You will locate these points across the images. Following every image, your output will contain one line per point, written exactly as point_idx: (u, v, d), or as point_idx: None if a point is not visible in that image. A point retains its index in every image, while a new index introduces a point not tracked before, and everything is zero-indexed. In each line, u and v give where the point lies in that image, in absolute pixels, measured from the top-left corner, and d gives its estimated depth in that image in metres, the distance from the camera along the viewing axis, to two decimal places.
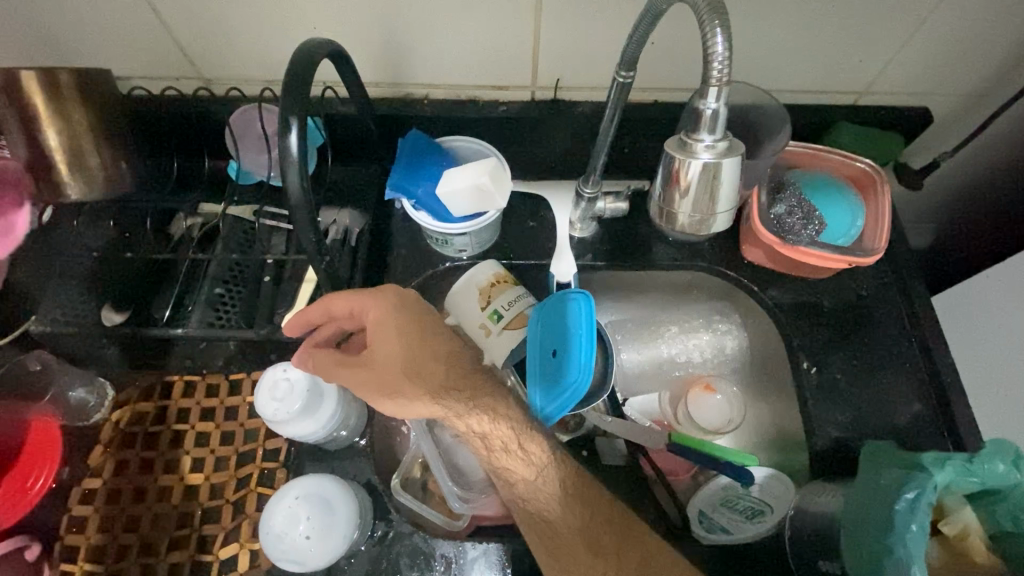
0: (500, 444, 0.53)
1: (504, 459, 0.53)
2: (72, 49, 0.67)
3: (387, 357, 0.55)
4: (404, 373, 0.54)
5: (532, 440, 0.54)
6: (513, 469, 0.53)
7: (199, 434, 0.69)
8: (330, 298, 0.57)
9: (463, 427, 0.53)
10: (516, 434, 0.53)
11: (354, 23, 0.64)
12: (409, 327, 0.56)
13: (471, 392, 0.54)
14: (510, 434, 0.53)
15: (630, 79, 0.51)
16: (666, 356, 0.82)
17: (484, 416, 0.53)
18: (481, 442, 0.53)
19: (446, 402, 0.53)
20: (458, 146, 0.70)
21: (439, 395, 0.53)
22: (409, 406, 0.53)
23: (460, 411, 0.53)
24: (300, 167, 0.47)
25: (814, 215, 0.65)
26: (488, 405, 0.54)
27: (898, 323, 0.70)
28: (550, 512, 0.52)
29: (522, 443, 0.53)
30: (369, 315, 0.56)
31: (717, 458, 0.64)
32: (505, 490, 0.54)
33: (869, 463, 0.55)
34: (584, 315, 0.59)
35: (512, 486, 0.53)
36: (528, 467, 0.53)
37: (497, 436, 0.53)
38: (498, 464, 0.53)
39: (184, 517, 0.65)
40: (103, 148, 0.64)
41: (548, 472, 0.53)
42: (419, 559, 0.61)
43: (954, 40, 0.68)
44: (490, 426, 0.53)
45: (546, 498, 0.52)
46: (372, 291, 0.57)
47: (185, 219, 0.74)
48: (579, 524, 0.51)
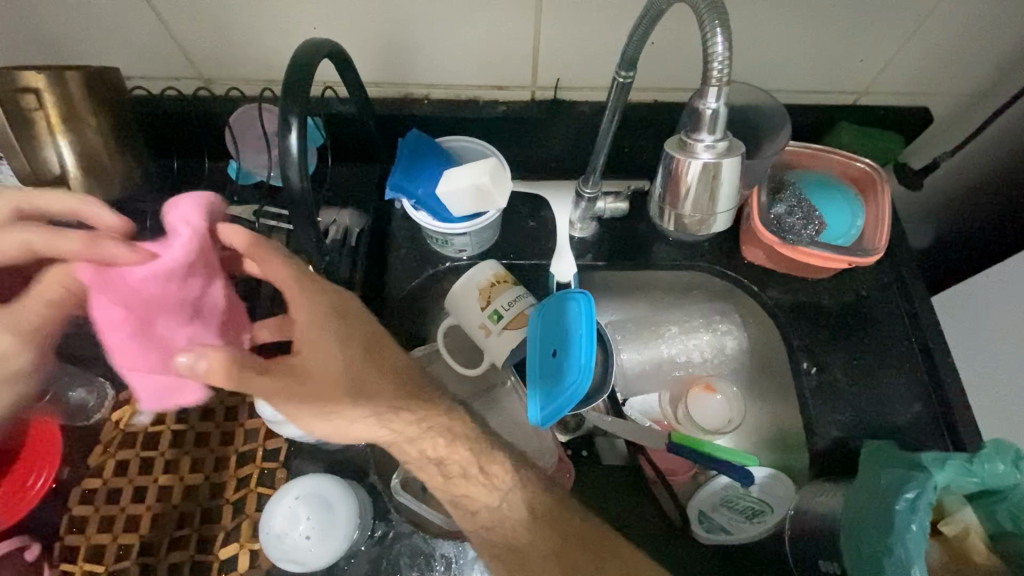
0: (457, 469, 0.51)
1: (464, 486, 0.52)
2: (72, 50, 0.67)
3: (318, 370, 0.46)
4: (345, 392, 0.47)
5: (494, 463, 0.53)
6: (473, 496, 0.52)
7: (199, 434, 0.69)
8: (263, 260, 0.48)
9: (415, 451, 0.51)
10: (474, 457, 0.52)
11: (353, 23, 0.64)
12: (351, 336, 0.49)
13: (428, 411, 0.51)
14: (466, 458, 0.52)
15: (630, 79, 0.52)
16: (666, 356, 0.82)
17: (440, 441, 0.51)
18: (436, 467, 0.51)
19: (394, 426, 0.49)
20: (458, 146, 0.70)
21: (386, 417, 0.48)
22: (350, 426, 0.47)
23: (412, 435, 0.50)
24: (300, 166, 0.47)
25: (814, 215, 0.66)
26: (444, 426, 0.51)
27: (898, 324, 0.70)
28: (520, 540, 0.51)
29: (483, 467, 0.52)
30: (299, 315, 0.47)
31: (719, 458, 0.63)
32: (466, 521, 0.53)
33: (869, 463, 0.55)
34: (584, 315, 0.59)
35: (474, 515, 0.52)
36: (490, 492, 0.52)
37: (454, 460, 0.51)
38: (456, 492, 0.52)
39: (184, 517, 0.65)
40: (111, 148, 0.64)
41: (512, 495, 0.52)
42: (419, 559, 0.61)
43: (955, 38, 0.68)
44: (445, 451, 0.51)
45: (516, 525, 0.52)
46: (307, 287, 0.48)
47: None
48: (552, 549, 0.51)
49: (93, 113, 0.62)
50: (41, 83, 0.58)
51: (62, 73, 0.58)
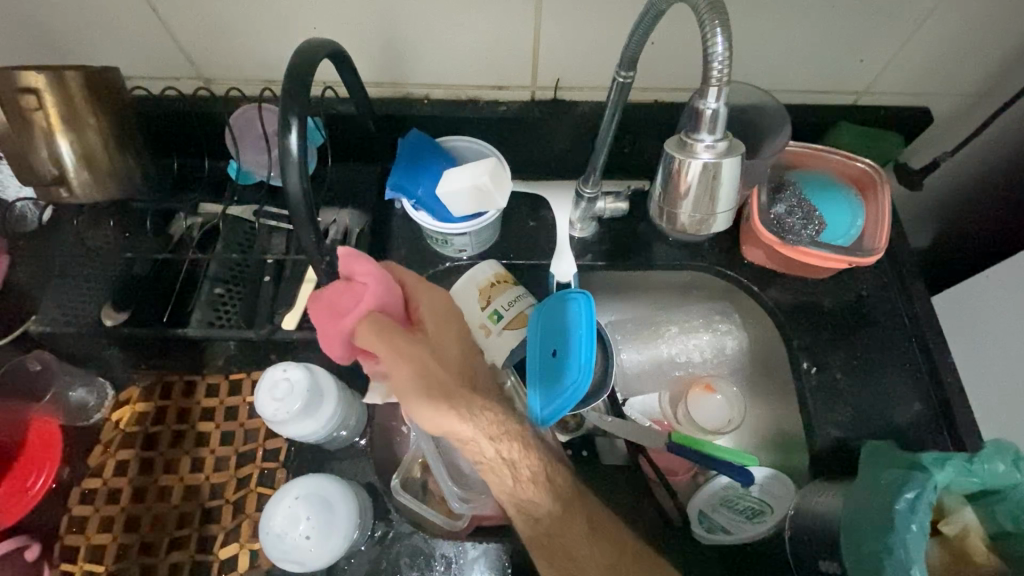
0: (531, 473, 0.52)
1: (530, 489, 0.51)
2: (72, 50, 0.67)
3: (438, 355, 0.54)
4: (448, 381, 0.51)
5: (558, 472, 0.54)
6: (535, 501, 0.52)
7: (199, 434, 0.69)
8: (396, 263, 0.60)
9: (491, 452, 0.51)
10: (544, 465, 0.53)
11: (354, 24, 0.64)
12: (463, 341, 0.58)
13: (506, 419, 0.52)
14: (540, 465, 0.53)
15: (630, 79, 0.51)
16: (666, 356, 0.82)
17: (520, 445, 0.52)
18: (509, 469, 0.51)
19: (488, 425, 0.51)
20: (457, 146, 0.70)
21: (477, 413, 0.50)
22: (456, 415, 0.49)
23: (491, 433, 0.50)
24: (300, 167, 0.48)
25: (813, 216, 0.66)
26: (519, 433, 0.52)
27: (898, 324, 0.70)
28: (580, 550, 0.50)
29: (550, 474, 0.53)
30: (429, 308, 0.57)
31: (720, 458, 0.64)
32: (526, 526, 0.52)
33: (869, 463, 0.55)
34: (584, 314, 0.59)
35: (535, 520, 0.52)
36: (554, 498, 0.52)
37: (527, 465, 0.52)
38: (522, 495, 0.51)
39: (184, 517, 0.65)
40: (111, 148, 0.64)
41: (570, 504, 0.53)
42: (419, 559, 0.61)
43: (955, 39, 0.68)
44: (520, 454, 0.51)
45: (572, 534, 0.51)
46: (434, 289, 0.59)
47: (185, 219, 0.72)
48: (607, 562, 0.50)
49: (94, 113, 0.62)
50: (41, 83, 0.58)
51: (62, 74, 0.58)
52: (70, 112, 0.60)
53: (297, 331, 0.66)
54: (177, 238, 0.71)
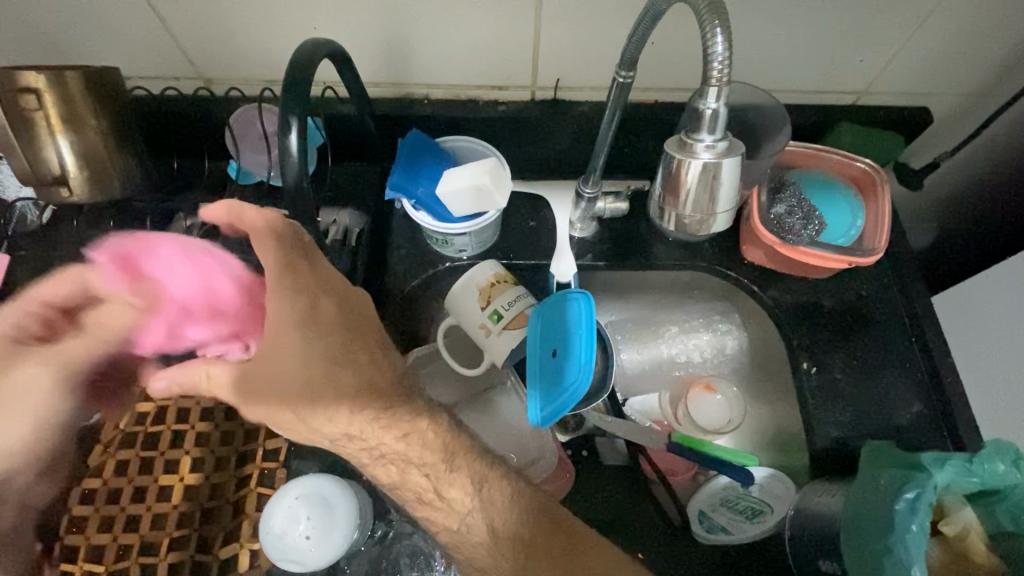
0: (417, 493, 0.51)
1: (423, 509, 0.51)
2: (71, 50, 0.67)
3: (270, 364, 0.47)
4: (300, 394, 0.47)
5: (453, 486, 0.51)
6: (436, 517, 0.51)
7: (199, 434, 0.69)
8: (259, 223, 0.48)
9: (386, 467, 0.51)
10: (432, 483, 0.50)
11: (353, 24, 0.64)
12: (312, 335, 0.47)
13: (378, 432, 0.49)
14: (428, 483, 0.50)
15: (630, 79, 0.52)
16: (666, 356, 0.82)
17: (414, 463, 0.50)
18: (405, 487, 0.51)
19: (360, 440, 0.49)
20: (458, 146, 0.70)
21: (351, 432, 0.48)
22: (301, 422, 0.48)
23: (365, 456, 0.50)
24: (300, 168, 0.48)
25: (814, 216, 0.66)
26: (399, 453, 0.50)
27: (898, 324, 0.70)
28: (482, 560, 0.50)
29: (444, 490, 0.50)
30: (274, 295, 0.48)
31: (718, 458, 0.63)
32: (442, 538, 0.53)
33: (869, 463, 0.55)
34: (585, 315, 0.59)
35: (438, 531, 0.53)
36: (450, 516, 0.51)
37: (410, 484, 0.51)
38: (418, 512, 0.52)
39: (184, 517, 0.65)
40: (112, 148, 0.64)
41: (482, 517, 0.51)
42: (419, 559, 0.61)
43: (955, 39, 0.68)
44: (403, 474, 0.51)
45: (476, 547, 0.51)
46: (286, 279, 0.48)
47: (185, 220, 0.72)
48: (512, 569, 0.49)
49: (95, 113, 0.62)
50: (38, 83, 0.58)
51: (61, 72, 0.58)
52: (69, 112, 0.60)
53: None
54: (177, 238, 0.71)
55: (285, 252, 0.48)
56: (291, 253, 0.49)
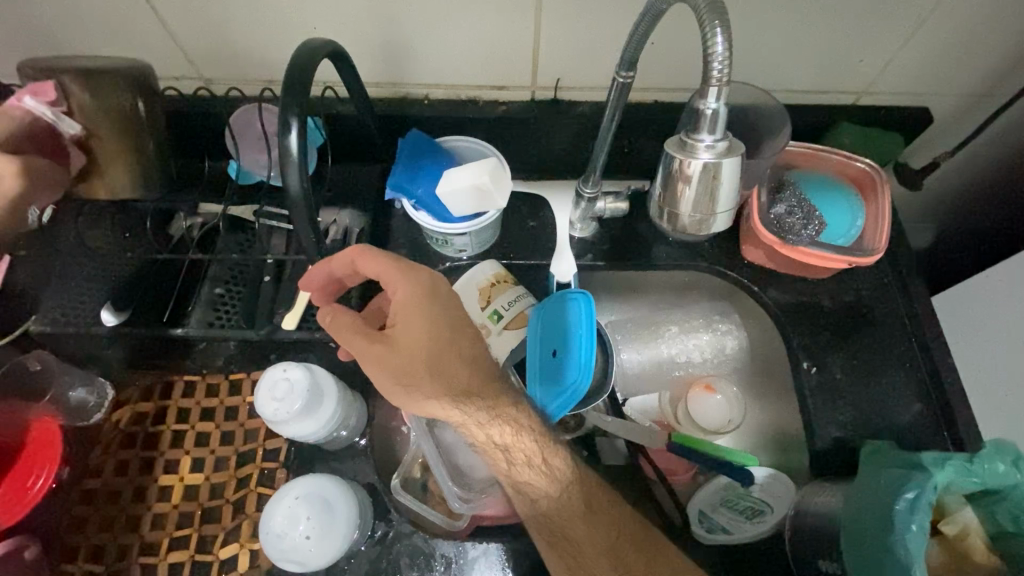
0: (522, 457, 0.53)
1: (525, 473, 0.53)
2: (72, 49, 0.67)
3: (409, 346, 0.53)
4: (426, 369, 0.52)
5: (555, 455, 0.54)
6: (534, 484, 0.53)
7: (198, 434, 0.69)
8: (364, 253, 0.54)
9: (483, 436, 0.53)
10: (539, 448, 0.53)
11: (353, 24, 0.64)
12: (439, 319, 0.54)
13: (494, 401, 0.53)
14: (533, 448, 0.53)
15: (630, 79, 0.51)
16: (666, 356, 0.81)
17: (506, 428, 0.53)
18: (502, 454, 0.53)
19: (465, 409, 0.52)
20: (458, 146, 0.70)
21: (458, 400, 0.52)
22: (423, 403, 0.52)
23: (481, 419, 0.52)
24: (300, 167, 0.48)
25: (813, 216, 0.65)
26: (510, 417, 0.53)
27: (898, 324, 0.70)
28: (575, 531, 0.52)
29: (545, 457, 0.53)
30: (398, 295, 0.54)
31: (720, 458, 0.63)
32: (525, 507, 0.54)
33: (869, 463, 0.55)
34: (585, 315, 0.59)
35: (534, 502, 0.53)
36: (551, 482, 0.53)
37: (518, 449, 0.53)
38: (519, 478, 0.53)
39: (184, 516, 0.65)
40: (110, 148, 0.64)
41: (571, 487, 0.54)
42: (419, 559, 0.61)
43: (954, 39, 0.68)
44: (512, 439, 0.53)
45: (571, 516, 0.53)
46: (407, 269, 0.54)
47: (185, 219, 0.73)
48: (604, 543, 0.52)
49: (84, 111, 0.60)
50: None
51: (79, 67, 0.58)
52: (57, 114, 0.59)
53: (297, 331, 0.66)
54: (177, 238, 0.72)
55: (392, 256, 0.55)
56: (398, 258, 0.55)
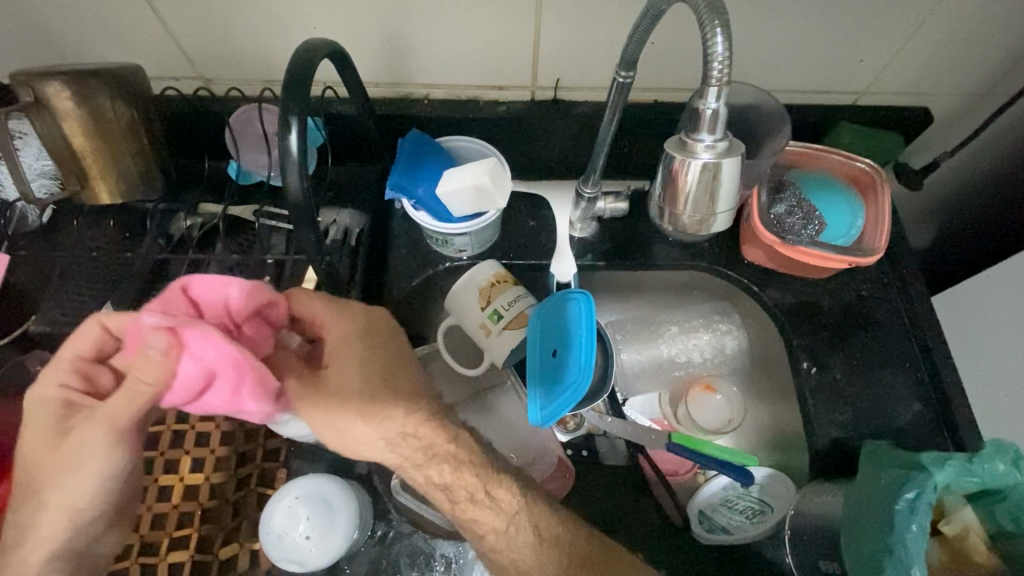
0: (465, 494, 0.52)
1: (470, 510, 0.52)
2: (73, 49, 0.67)
3: (341, 384, 0.52)
4: (356, 410, 0.51)
5: (500, 487, 0.53)
6: (478, 519, 0.52)
7: (199, 434, 0.67)
8: (297, 293, 0.55)
9: (421, 477, 0.53)
10: (480, 482, 0.53)
11: (353, 24, 0.64)
12: (372, 358, 0.53)
13: (431, 441, 0.53)
14: (474, 483, 0.53)
15: (630, 79, 0.52)
16: (666, 356, 0.81)
17: (445, 467, 0.53)
18: (444, 492, 0.53)
19: (401, 450, 0.52)
20: (458, 146, 0.70)
21: (393, 441, 0.52)
22: (352, 438, 0.51)
23: (417, 461, 0.53)
24: (300, 167, 0.48)
25: (813, 216, 0.65)
26: (449, 455, 0.53)
27: (898, 324, 0.70)
28: (525, 561, 0.52)
29: (490, 491, 0.53)
30: (331, 332, 0.54)
31: (718, 458, 0.64)
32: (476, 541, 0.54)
33: (868, 463, 0.55)
34: (585, 315, 0.59)
35: (482, 538, 0.53)
36: (497, 516, 0.52)
37: (460, 486, 0.53)
38: (463, 514, 0.53)
39: (184, 517, 0.63)
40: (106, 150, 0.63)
41: (517, 519, 0.53)
42: (419, 559, 0.61)
43: (953, 39, 0.68)
44: (452, 477, 0.53)
45: None
46: (340, 310, 0.55)
47: (185, 218, 0.71)
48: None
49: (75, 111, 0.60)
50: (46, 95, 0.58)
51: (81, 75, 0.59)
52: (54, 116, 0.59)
53: None
54: (177, 238, 0.71)
55: (326, 296, 0.55)
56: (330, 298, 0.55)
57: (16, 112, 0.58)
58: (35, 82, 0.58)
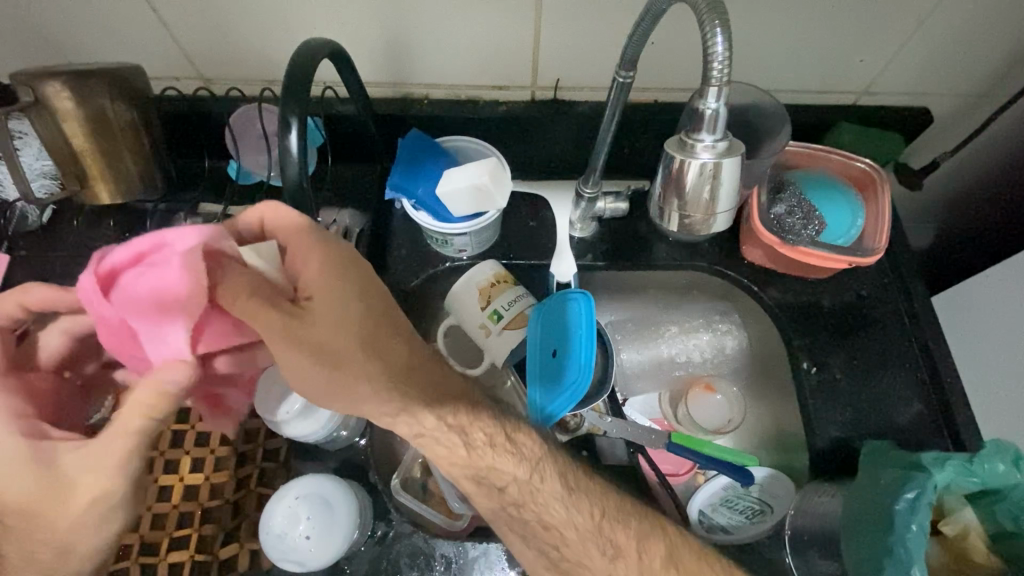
0: (484, 439, 0.50)
1: (491, 456, 0.50)
2: (73, 50, 0.67)
3: (341, 315, 0.50)
4: (359, 345, 0.49)
5: (520, 432, 0.52)
6: (503, 467, 0.50)
7: (199, 434, 0.69)
8: (272, 214, 0.51)
9: (432, 420, 0.49)
10: (497, 425, 0.51)
11: (353, 23, 0.64)
12: (365, 291, 0.51)
13: (439, 384, 0.51)
14: (495, 428, 0.51)
15: (630, 79, 0.52)
16: (666, 356, 0.82)
17: (458, 409, 0.50)
18: (459, 436, 0.50)
19: (406, 391, 0.49)
20: (458, 146, 0.70)
21: (396, 382, 0.49)
22: (355, 386, 0.49)
23: (428, 400, 0.49)
24: (300, 168, 0.48)
25: (814, 216, 0.66)
26: (460, 397, 0.51)
27: (899, 324, 0.70)
28: (554, 518, 0.51)
29: (509, 436, 0.51)
30: (311, 266, 0.50)
31: (718, 458, 0.65)
32: (491, 499, 0.51)
33: (869, 464, 0.55)
34: (584, 315, 0.60)
35: (502, 492, 0.51)
36: (518, 463, 0.51)
37: (476, 429, 0.50)
38: (482, 463, 0.50)
39: (184, 517, 0.65)
40: (105, 150, 0.63)
41: (541, 465, 0.52)
42: (419, 560, 0.61)
43: (954, 39, 0.68)
44: (467, 418, 0.50)
45: None
46: (324, 239, 0.51)
47: (185, 218, 0.71)
48: (589, 526, 0.51)
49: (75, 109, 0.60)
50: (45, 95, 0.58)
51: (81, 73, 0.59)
52: (53, 116, 0.59)
53: None
54: None
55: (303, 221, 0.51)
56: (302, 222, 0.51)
57: (16, 111, 0.58)
58: (35, 82, 0.58)
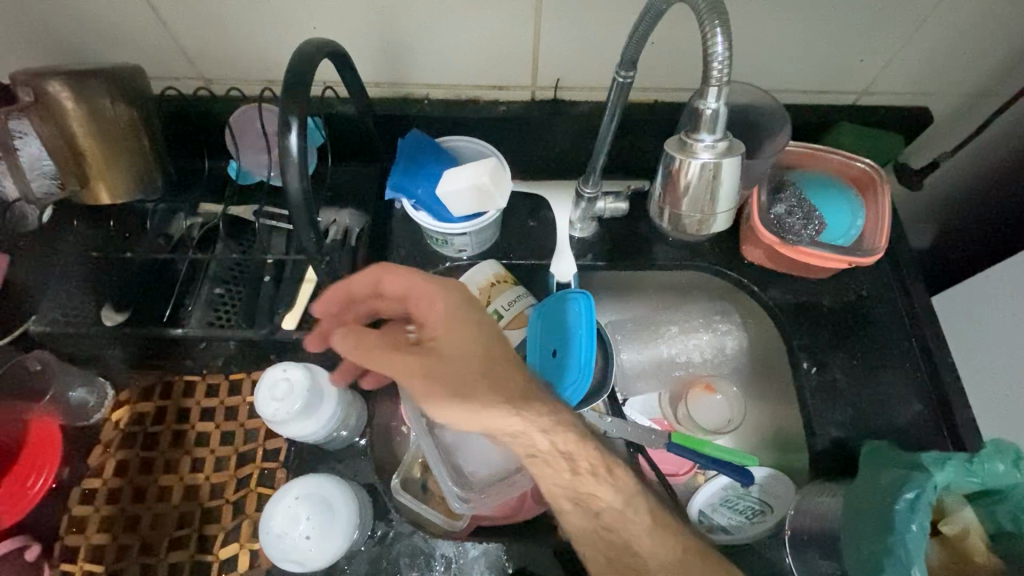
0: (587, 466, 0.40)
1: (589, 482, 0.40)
2: (73, 50, 0.67)
3: (465, 351, 0.44)
4: (482, 377, 0.43)
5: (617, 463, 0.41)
6: (596, 494, 0.40)
7: (199, 434, 0.69)
8: (388, 268, 0.51)
9: (545, 443, 0.40)
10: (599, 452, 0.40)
11: (353, 23, 0.64)
12: (490, 330, 0.46)
13: (552, 406, 0.42)
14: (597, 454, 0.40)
15: (630, 79, 0.52)
16: (666, 356, 0.81)
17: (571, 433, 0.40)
18: (565, 462, 0.40)
19: (529, 417, 0.40)
20: (457, 146, 0.70)
21: (519, 404, 0.41)
22: (485, 412, 0.41)
23: (544, 425, 0.40)
24: (300, 168, 0.48)
25: (814, 216, 0.66)
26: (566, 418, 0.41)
27: (899, 323, 0.70)
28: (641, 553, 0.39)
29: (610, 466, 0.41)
30: (435, 309, 0.47)
31: (720, 458, 0.65)
32: (581, 520, 0.41)
33: (869, 464, 0.55)
34: (584, 314, 0.60)
35: (595, 517, 0.41)
36: (615, 492, 0.40)
37: (582, 454, 0.40)
38: (580, 489, 0.40)
39: (184, 516, 0.65)
40: (104, 150, 0.63)
41: (636, 501, 0.40)
42: (419, 560, 0.61)
43: (955, 39, 0.68)
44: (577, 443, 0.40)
45: None
46: (439, 280, 0.49)
47: (185, 219, 0.73)
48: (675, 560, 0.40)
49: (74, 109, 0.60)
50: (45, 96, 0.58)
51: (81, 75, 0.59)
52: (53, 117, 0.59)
53: (297, 330, 0.66)
54: (177, 238, 0.72)
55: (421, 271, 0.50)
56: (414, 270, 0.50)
57: (15, 111, 0.58)
58: (35, 82, 0.58)
